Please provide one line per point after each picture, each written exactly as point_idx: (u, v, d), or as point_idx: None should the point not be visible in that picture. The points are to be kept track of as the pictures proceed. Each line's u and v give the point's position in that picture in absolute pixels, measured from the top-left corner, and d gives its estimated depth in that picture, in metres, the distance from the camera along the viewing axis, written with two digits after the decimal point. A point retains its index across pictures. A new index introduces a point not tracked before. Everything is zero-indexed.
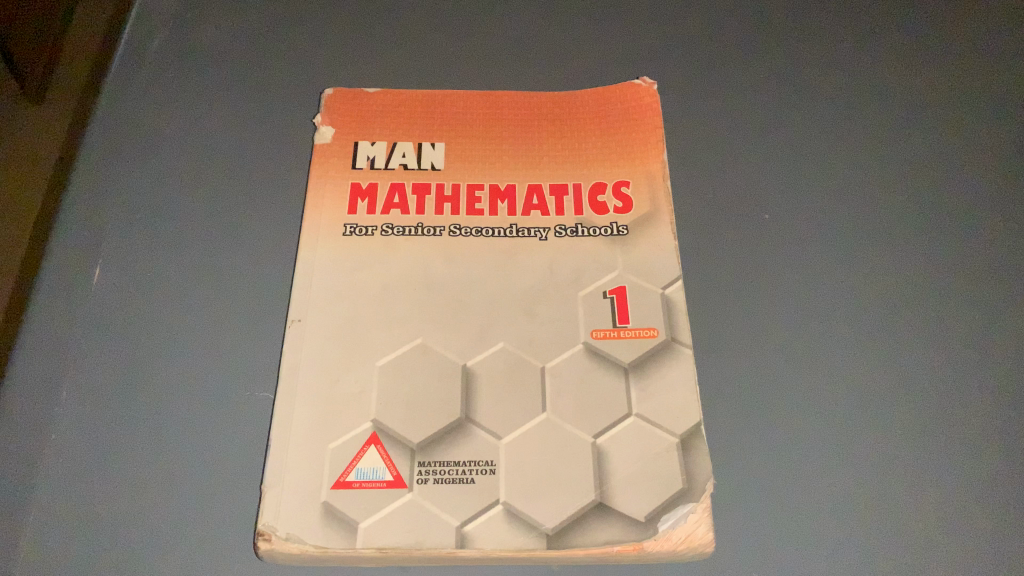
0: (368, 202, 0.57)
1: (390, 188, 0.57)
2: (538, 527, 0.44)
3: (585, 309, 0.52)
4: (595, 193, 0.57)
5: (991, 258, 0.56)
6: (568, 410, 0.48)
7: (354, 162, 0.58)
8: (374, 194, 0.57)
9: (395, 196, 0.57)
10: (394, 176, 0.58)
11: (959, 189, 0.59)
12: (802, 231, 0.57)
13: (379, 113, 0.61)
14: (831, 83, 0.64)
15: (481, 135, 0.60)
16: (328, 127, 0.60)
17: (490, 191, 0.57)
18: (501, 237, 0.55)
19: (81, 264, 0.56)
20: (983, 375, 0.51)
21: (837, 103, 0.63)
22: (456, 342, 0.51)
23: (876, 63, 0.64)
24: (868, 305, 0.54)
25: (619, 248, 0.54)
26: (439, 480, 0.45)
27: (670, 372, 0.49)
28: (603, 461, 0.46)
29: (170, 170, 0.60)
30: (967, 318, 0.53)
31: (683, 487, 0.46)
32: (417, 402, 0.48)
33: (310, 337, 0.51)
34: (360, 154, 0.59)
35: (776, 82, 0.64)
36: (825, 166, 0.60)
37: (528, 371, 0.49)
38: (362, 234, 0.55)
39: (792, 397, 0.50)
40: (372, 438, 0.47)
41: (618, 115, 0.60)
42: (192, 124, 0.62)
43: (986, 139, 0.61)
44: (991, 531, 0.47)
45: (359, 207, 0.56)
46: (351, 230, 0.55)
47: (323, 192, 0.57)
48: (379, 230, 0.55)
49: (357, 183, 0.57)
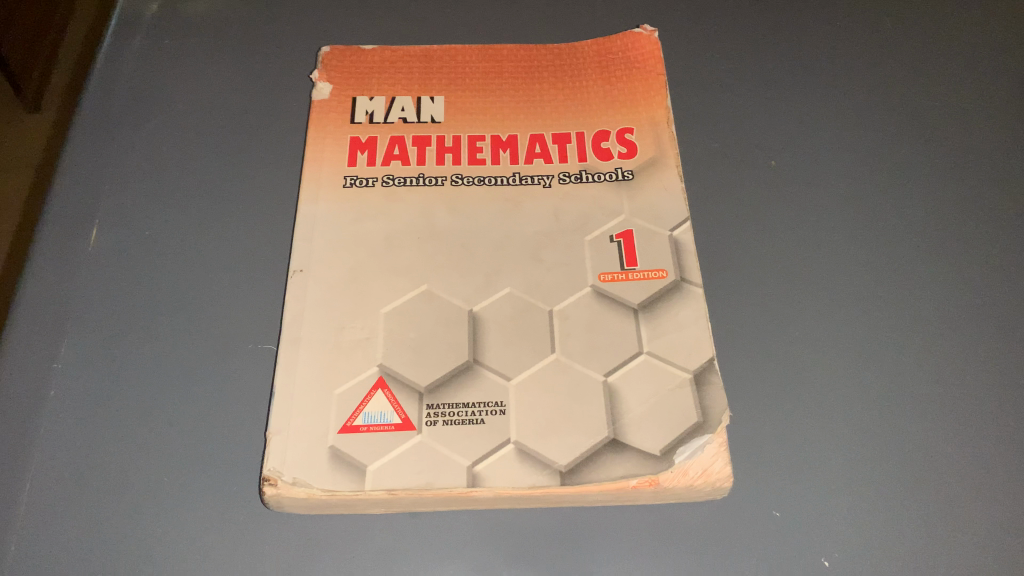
0: (368, 154, 0.56)
1: (390, 140, 0.56)
2: (551, 465, 0.43)
3: (592, 253, 0.51)
4: (599, 141, 0.56)
5: (1000, 199, 0.55)
6: (579, 350, 0.47)
7: (353, 116, 0.58)
8: (374, 147, 0.56)
9: (395, 148, 0.56)
10: (394, 129, 0.57)
11: (966, 132, 0.58)
12: (809, 175, 0.56)
13: (376, 68, 0.60)
14: (834, 31, 0.63)
15: (480, 88, 0.59)
16: (325, 83, 0.59)
17: (491, 141, 0.57)
18: (505, 185, 0.54)
19: (77, 224, 0.55)
20: (996, 313, 0.51)
21: (841, 49, 0.62)
22: (461, 289, 0.50)
23: (878, 11, 0.64)
24: (877, 247, 0.53)
25: (625, 193, 0.54)
26: (448, 422, 0.44)
27: (681, 310, 0.48)
28: (616, 399, 0.45)
29: (166, 131, 0.59)
30: (978, 258, 0.53)
31: (698, 421, 0.44)
32: (423, 347, 0.47)
33: (314, 287, 0.50)
34: (358, 109, 0.58)
35: (779, 30, 0.63)
36: (830, 112, 0.59)
37: (536, 314, 0.49)
38: (362, 186, 0.54)
39: (802, 337, 0.50)
40: (379, 383, 0.46)
41: (619, 65, 0.60)
42: (189, 86, 0.61)
43: (990, 83, 0.60)
44: (1010, 463, 0.46)
45: (359, 159, 0.56)
46: (351, 183, 0.54)
47: (322, 146, 0.56)
48: (380, 182, 0.55)
49: (356, 136, 0.57)
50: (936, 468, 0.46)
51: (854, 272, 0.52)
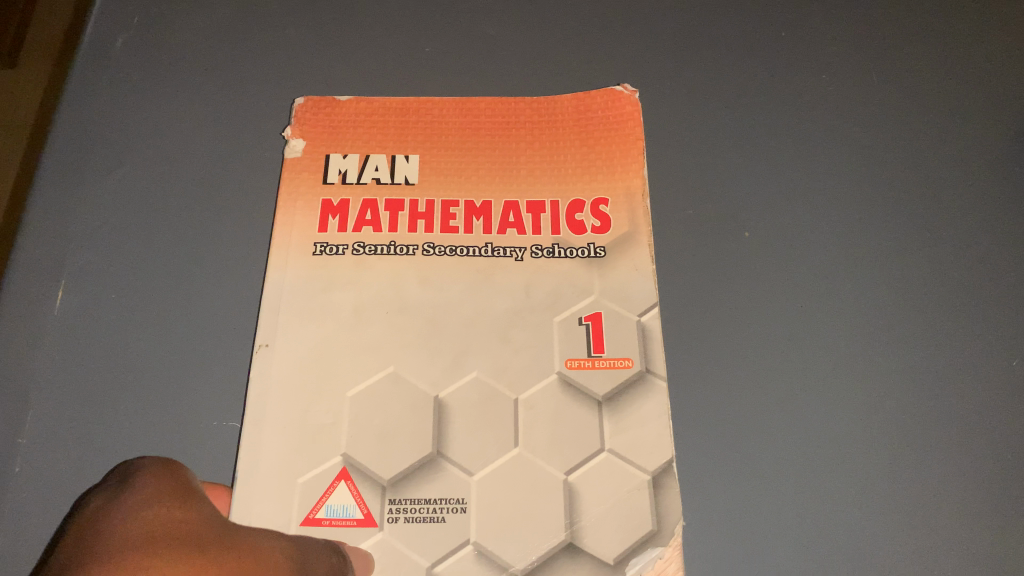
0: (339, 219, 0.55)
1: (362, 203, 0.56)
2: (506, 568, 0.44)
3: (560, 336, 0.51)
4: (573, 211, 0.55)
5: (980, 280, 0.54)
6: (540, 445, 0.48)
7: (326, 175, 0.56)
8: (345, 211, 0.55)
9: (367, 213, 0.55)
10: (366, 191, 0.56)
11: (947, 206, 0.57)
12: (790, 248, 0.55)
13: (351, 122, 0.59)
14: (821, 91, 0.61)
15: (456, 146, 0.58)
16: (298, 139, 0.58)
17: (465, 207, 0.56)
18: (476, 256, 0.54)
19: (37, 277, 0.53)
20: (967, 404, 0.50)
21: (825, 113, 0.60)
22: (428, 372, 0.50)
23: (866, 71, 0.62)
24: (852, 331, 0.52)
25: (595, 271, 0.53)
26: (409, 519, 0.45)
27: (644, 405, 0.49)
28: (574, 500, 0.46)
29: (132, 179, 0.57)
30: (952, 343, 0.52)
31: (653, 529, 0.45)
32: (388, 436, 0.48)
33: (279, 363, 0.50)
34: (331, 168, 0.57)
35: (765, 91, 0.61)
36: (812, 180, 0.58)
37: (501, 403, 0.49)
38: (333, 253, 0.54)
39: (774, 426, 0.49)
40: (343, 472, 0.47)
41: (597, 126, 0.59)
42: (157, 129, 0.59)
43: (974, 153, 0.58)
44: (971, 566, 0.46)
45: (330, 224, 0.55)
46: (321, 250, 0.54)
47: (293, 209, 0.55)
48: (350, 249, 0.54)
49: (328, 198, 0.56)
50: (902, 568, 0.46)
51: (831, 355, 0.51)
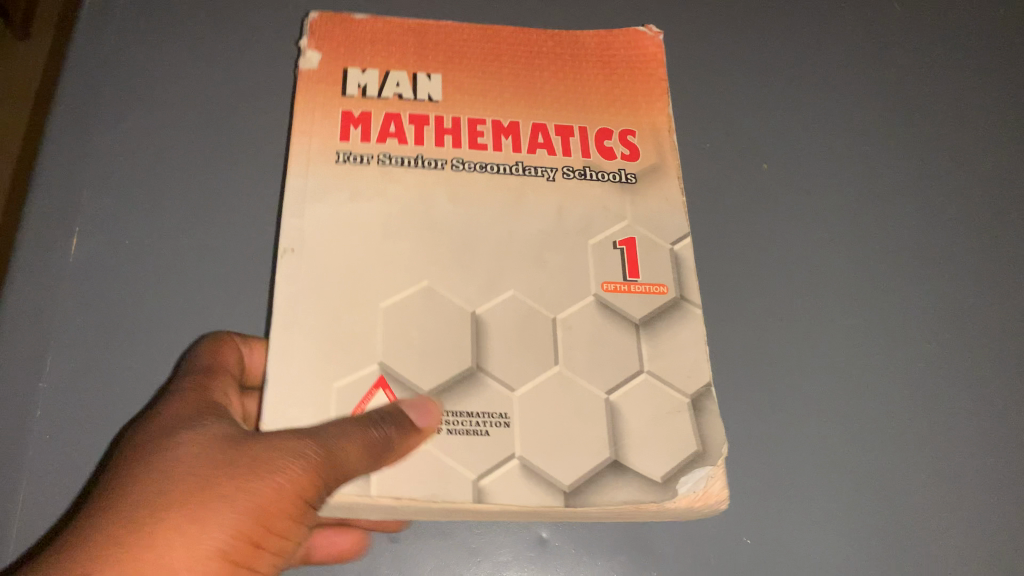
0: (361, 130, 0.52)
1: (385, 117, 0.53)
2: (555, 485, 0.44)
3: (595, 258, 0.50)
4: (602, 138, 0.55)
5: (988, 230, 0.56)
6: (581, 365, 0.47)
7: (344, 88, 0.53)
8: (367, 122, 0.52)
9: (391, 125, 0.53)
10: (388, 105, 0.53)
11: (956, 159, 0.59)
12: (816, 192, 0.56)
13: (368, 38, 0.56)
14: (837, 45, 0.62)
15: (479, 68, 0.56)
16: (314, 53, 0.54)
17: (493, 125, 0.54)
18: (508, 174, 0.52)
19: (54, 198, 0.50)
20: (980, 345, 0.53)
21: (841, 66, 0.61)
22: (463, 289, 0.48)
23: (881, 25, 0.63)
24: (870, 276, 0.54)
25: (628, 197, 0.53)
26: (452, 430, 0.43)
27: (680, 330, 0.49)
28: (617, 420, 0.46)
29: (147, 94, 0.54)
30: (964, 288, 0.54)
31: (698, 449, 0.46)
32: (426, 351, 0.46)
33: (305, 270, 0.47)
34: (349, 81, 0.54)
35: (783, 44, 0.62)
36: (829, 131, 0.59)
37: (540, 324, 0.48)
38: (357, 163, 0.51)
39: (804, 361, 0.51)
40: (380, 381, 0.44)
41: (621, 62, 0.58)
42: (170, 43, 0.56)
43: (982, 109, 0.61)
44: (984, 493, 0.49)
45: (352, 135, 0.52)
46: (344, 159, 0.51)
47: (311, 117, 0.52)
48: (375, 160, 0.51)
49: (348, 110, 0.53)
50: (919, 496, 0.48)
51: (851, 298, 0.53)
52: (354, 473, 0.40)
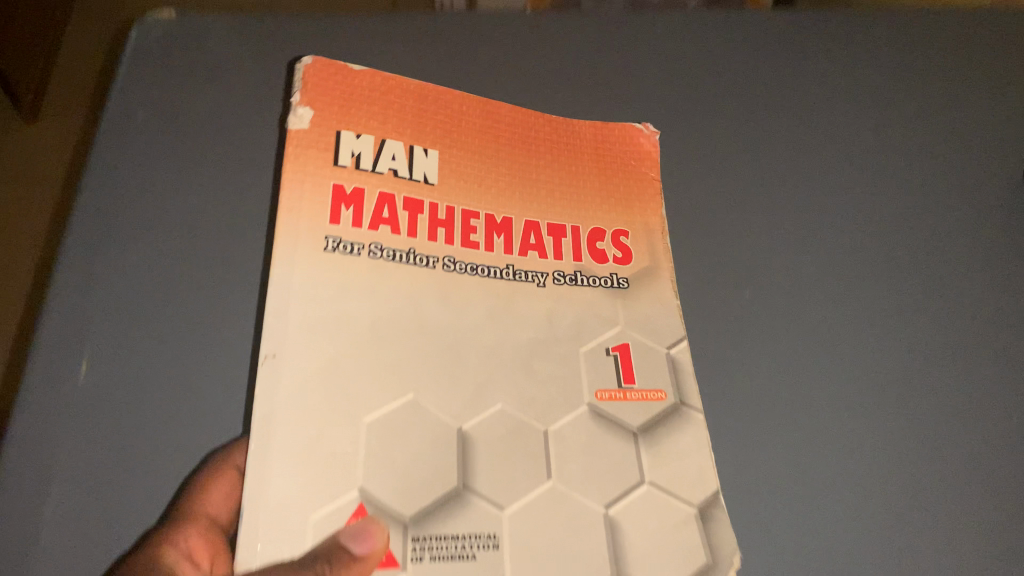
0: (353, 209, 0.48)
1: (378, 197, 0.49)
2: None
3: (587, 366, 0.49)
4: (594, 239, 0.54)
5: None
6: (576, 477, 0.44)
7: (337, 157, 0.49)
8: (360, 201, 0.49)
9: (384, 208, 0.49)
10: (383, 183, 0.50)
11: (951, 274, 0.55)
12: (853, 318, 0.53)
13: (366, 99, 0.52)
14: (844, 160, 0.61)
15: (476, 152, 0.54)
16: (306, 108, 0.50)
17: (486, 220, 0.52)
18: (498, 278, 0.50)
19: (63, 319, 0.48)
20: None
21: (857, 181, 0.60)
22: (450, 402, 0.46)
23: (898, 135, 0.62)
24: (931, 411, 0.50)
25: (620, 301, 0.52)
26: (435, 557, 0.41)
27: (682, 436, 0.46)
28: (618, 534, 0.42)
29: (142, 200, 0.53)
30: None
31: (707, 561, 0.42)
32: (411, 471, 0.43)
33: (287, 373, 0.43)
34: (343, 148, 0.50)
35: (782, 147, 0.62)
36: (858, 253, 0.56)
37: (531, 436, 0.45)
38: (346, 251, 0.47)
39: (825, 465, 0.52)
40: (359, 509, 0.41)
41: (615, 158, 0.58)
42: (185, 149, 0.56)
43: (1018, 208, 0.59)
44: None
45: (343, 215, 0.48)
46: (333, 245, 0.47)
47: (300, 190, 0.48)
48: (367, 250, 0.48)
49: (340, 183, 0.49)
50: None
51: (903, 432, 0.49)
52: None
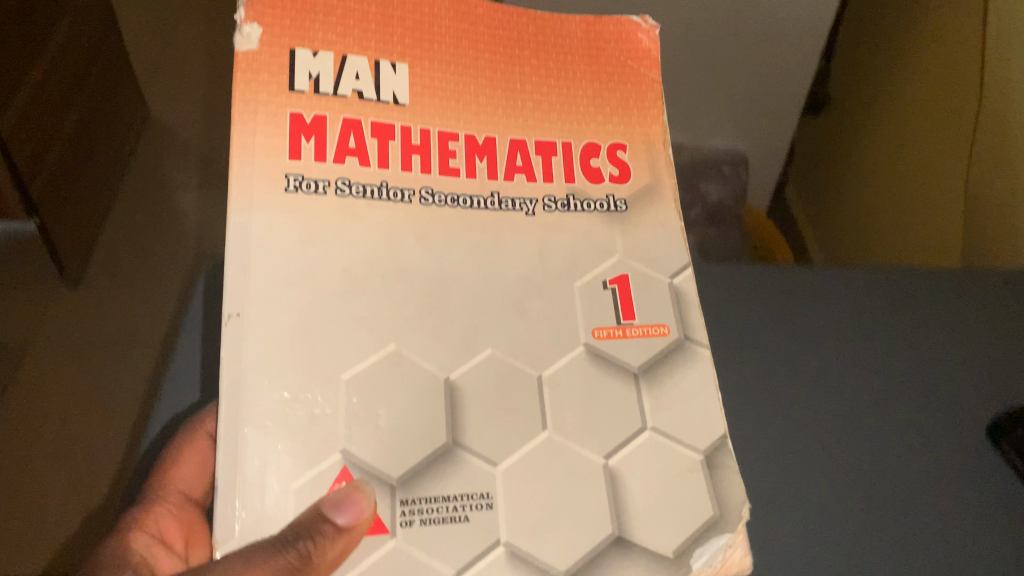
0: (315, 142, 0.43)
1: (343, 125, 0.44)
2: (548, 571, 0.38)
3: (584, 301, 0.45)
4: (588, 157, 0.49)
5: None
6: (573, 427, 0.41)
7: (293, 81, 0.44)
8: (322, 132, 0.44)
9: (350, 138, 0.44)
10: (347, 107, 0.44)
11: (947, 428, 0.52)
12: (842, 441, 0.52)
13: (321, 7, 0.46)
14: (858, 327, 0.57)
15: (451, 59, 0.47)
16: (253, 25, 0.44)
17: (466, 143, 0.46)
18: (483, 208, 0.46)
19: None
20: None
21: (855, 311, 0.57)
22: (435, 350, 0.42)
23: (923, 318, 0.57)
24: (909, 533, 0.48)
25: (618, 227, 0.47)
26: (426, 521, 0.38)
27: (687, 375, 0.43)
28: (619, 488, 0.40)
29: None
30: None
31: (715, 515, 0.40)
32: (397, 431, 0.40)
33: (256, 334, 0.40)
34: (299, 70, 0.44)
35: (809, 336, 0.56)
36: (850, 379, 0.54)
37: (524, 383, 0.42)
38: (310, 191, 0.43)
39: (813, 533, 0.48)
40: (344, 473, 0.39)
41: (610, 58, 0.51)
42: None
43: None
44: None
45: (304, 150, 0.43)
46: (296, 185, 0.42)
47: (254, 124, 0.43)
48: (333, 187, 0.43)
49: (298, 113, 0.43)
50: None
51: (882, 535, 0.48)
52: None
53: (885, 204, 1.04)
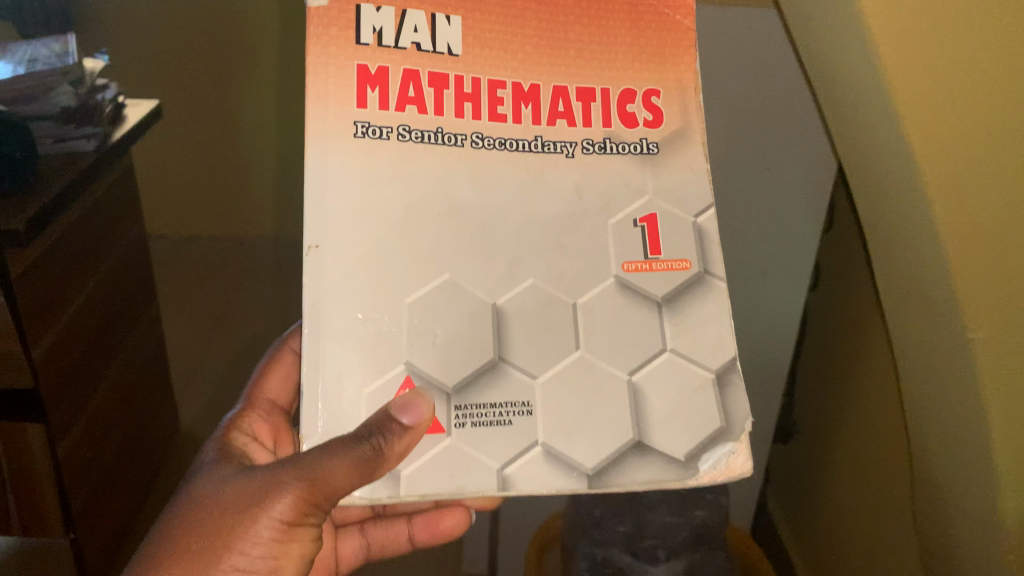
0: (379, 92, 0.49)
1: (403, 75, 0.49)
2: (577, 468, 0.46)
3: (615, 237, 0.50)
4: (624, 102, 0.53)
5: None
6: (603, 347, 0.48)
7: (359, 35, 0.49)
8: (385, 82, 0.49)
9: (410, 88, 0.49)
10: (407, 59, 0.49)
11: None
12: None
13: None
14: None
15: (499, 11, 0.51)
16: None
17: (513, 90, 0.51)
18: (527, 150, 0.50)
19: None
20: None
21: None
22: (484, 279, 0.48)
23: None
24: None
25: (649, 169, 0.52)
26: (475, 423, 0.46)
27: (704, 305, 0.49)
28: (640, 399, 0.47)
29: None
30: None
31: (722, 425, 0.47)
32: (452, 349, 0.47)
33: (332, 265, 0.47)
34: (364, 25, 0.49)
35: None
36: None
37: (561, 310, 0.48)
38: (376, 137, 0.48)
39: None
40: (407, 382, 0.46)
41: (649, 7, 0.54)
42: None
43: None
44: None
45: (369, 99, 0.48)
46: (363, 132, 0.48)
47: (326, 76, 0.48)
48: (395, 134, 0.49)
49: (364, 64, 0.49)
50: None
51: None
52: (374, 477, 0.43)
53: (834, 534, 0.94)
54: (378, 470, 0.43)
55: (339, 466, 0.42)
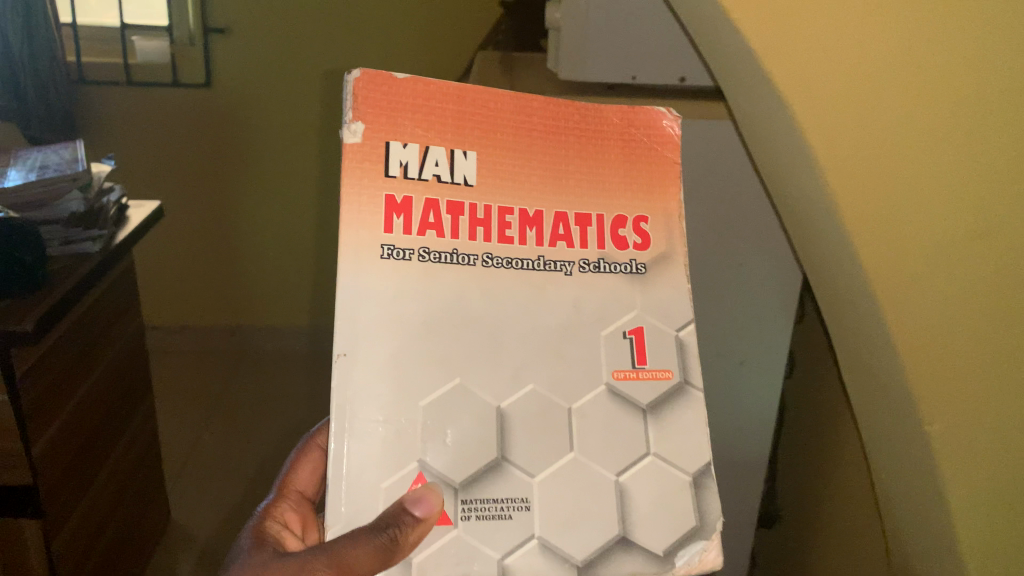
0: (403, 218, 0.56)
1: (425, 203, 0.56)
2: (569, 559, 0.52)
3: (607, 349, 0.57)
4: (617, 227, 0.60)
5: None
6: (593, 449, 0.54)
7: (388, 167, 0.56)
8: (409, 210, 0.56)
9: (430, 215, 0.56)
10: (428, 189, 0.56)
11: None
12: None
13: (410, 106, 0.57)
14: None
15: (510, 146, 0.58)
16: (359, 123, 0.56)
17: (520, 216, 0.58)
18: (531, 269, 0.57)
19: None
20: None
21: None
22: (490, 383, 0.54)
23: None
24: None
25: (638, 287, 0.59)
26: (480, 517, 0.52)
27: (684, 413, 0.56)
28: (626, 498, 0.53)
29: None
30: None
31: (697, 524, 0.54)
32: (461, 448, 0.53)
33: (358, 371, 0.53)
34: (392, 159, 0.56)
35: None
36: None
37: (558, 414, 0.54)
38: (400, 258, 0.55)
39: None
40: (420, 477, 0.52)
41: (641, 143, 0.61)
42: None
43: None
44: None
45: (395, 224, 0.55)
46: (389, 253, 0.55)
47: (358, 204, 0.55)
48: (417, 255, 0.55)
49: (391, 194, 0.56)
50: None
51: None
52: (392, 561, 0.49)
53: None
54: (394, 555, 0.49)
55: (362, 551, 0.48)
